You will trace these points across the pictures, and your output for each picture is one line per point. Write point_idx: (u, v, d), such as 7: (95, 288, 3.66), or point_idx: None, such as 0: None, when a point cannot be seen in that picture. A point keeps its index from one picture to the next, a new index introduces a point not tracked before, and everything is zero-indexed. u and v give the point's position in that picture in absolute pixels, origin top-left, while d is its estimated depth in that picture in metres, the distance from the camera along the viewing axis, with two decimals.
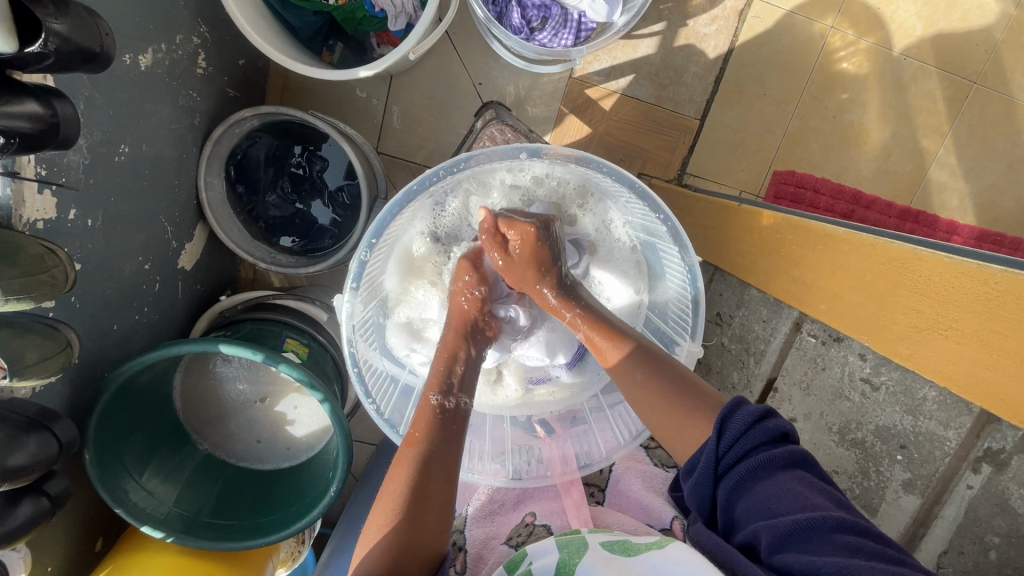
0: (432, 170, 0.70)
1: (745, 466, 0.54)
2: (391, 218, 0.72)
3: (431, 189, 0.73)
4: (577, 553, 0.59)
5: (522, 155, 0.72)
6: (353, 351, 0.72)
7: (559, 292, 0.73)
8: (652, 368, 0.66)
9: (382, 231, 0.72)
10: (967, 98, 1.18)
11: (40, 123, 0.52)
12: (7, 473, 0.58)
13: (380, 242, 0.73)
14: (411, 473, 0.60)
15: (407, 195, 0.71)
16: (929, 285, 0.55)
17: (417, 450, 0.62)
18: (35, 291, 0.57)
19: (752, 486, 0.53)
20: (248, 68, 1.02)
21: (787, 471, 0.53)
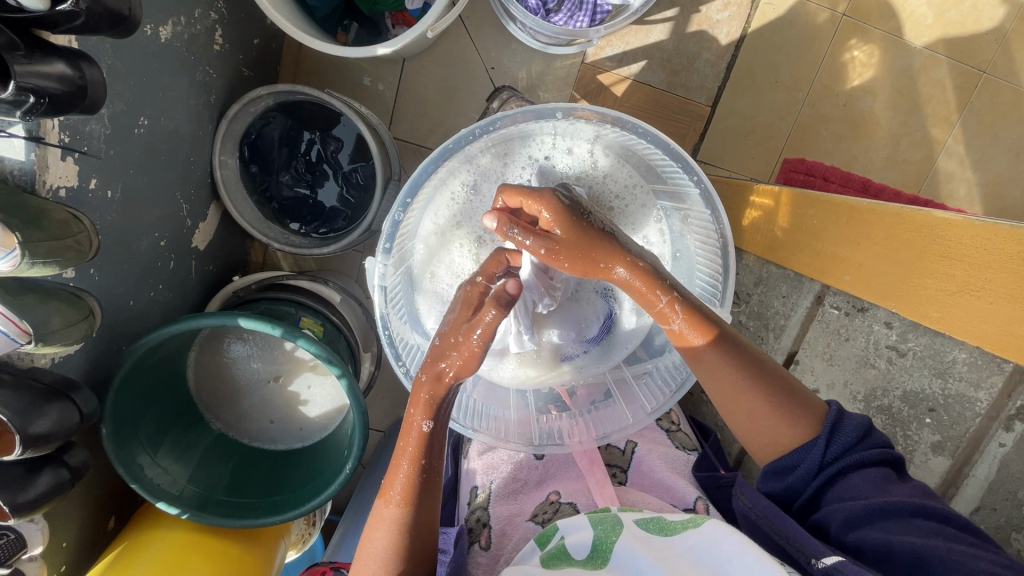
0: (469, 128, 0.72)
1: (839, 462, 0.58)
2: (427, 176, 0.74)
3: (467, 150, 0.75)
4: (613, 531, 0.60)
5: (558, 115, 0.73)
6: (384, 315, 0.75)
7: (632, 269, 0.61)
8: (746, 364, 0.62)
9: (416, 191, 0.74)
10: (976, 87, 1.18)
11: (68, 84, 0.51)
12: (29, 439, 0.58)
13: (415, 204, 0.75)
14: (393, 534, 0.62)
15: (443, 153, 0.73)
16: (960, 250, 0.57)
17: (399, 513, 0.62)
18: (60, 255, 0.57)
19: (839, 480, 0.59)
20: (262, 47, 1.02)
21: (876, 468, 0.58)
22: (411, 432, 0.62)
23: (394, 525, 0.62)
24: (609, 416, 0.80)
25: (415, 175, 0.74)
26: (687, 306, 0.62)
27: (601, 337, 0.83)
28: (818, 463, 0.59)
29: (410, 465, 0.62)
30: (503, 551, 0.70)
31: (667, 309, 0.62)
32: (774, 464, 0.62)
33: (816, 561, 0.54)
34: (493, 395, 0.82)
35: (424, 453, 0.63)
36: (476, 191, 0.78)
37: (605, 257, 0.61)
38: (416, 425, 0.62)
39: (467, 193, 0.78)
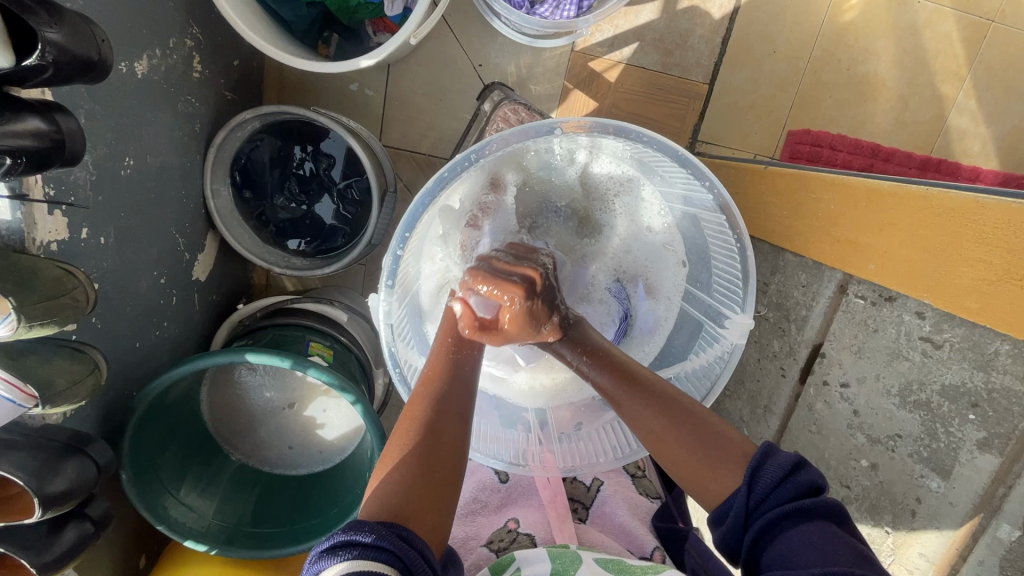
0: (463, 155, 0.68)
1: (771, 515, 0.53)
2: (422, 210, 0.70)
3: (463, 175, 0.72)
4: (571, 565, 0.63)
5: (554, 131, 0.69)
6: (392, 352, 0.72)
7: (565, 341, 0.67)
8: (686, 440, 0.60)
9: (414, 224, 0.70)
10: (985, 38, 1.13)
11: (44, 139, 0.49)
12: (49, 500, 0.57)
13: (413, 236, 0.71)
14: (429, 402, 0.58)
15: (439, 182, 0.69)
16: (994, 234, 0.54)
17: (433, 387, 0.60)
18: (59, 314, 0.55)
19: (778, 535, 0.52)
20: (242, 68, 0.99)
21: (811, 524, 0.51)
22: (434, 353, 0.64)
23: (429, 397, 0.59)
24: (597, 445, 0.77)
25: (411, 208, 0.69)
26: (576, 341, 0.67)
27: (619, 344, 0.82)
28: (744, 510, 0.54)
29: (439, 371, 0.62)
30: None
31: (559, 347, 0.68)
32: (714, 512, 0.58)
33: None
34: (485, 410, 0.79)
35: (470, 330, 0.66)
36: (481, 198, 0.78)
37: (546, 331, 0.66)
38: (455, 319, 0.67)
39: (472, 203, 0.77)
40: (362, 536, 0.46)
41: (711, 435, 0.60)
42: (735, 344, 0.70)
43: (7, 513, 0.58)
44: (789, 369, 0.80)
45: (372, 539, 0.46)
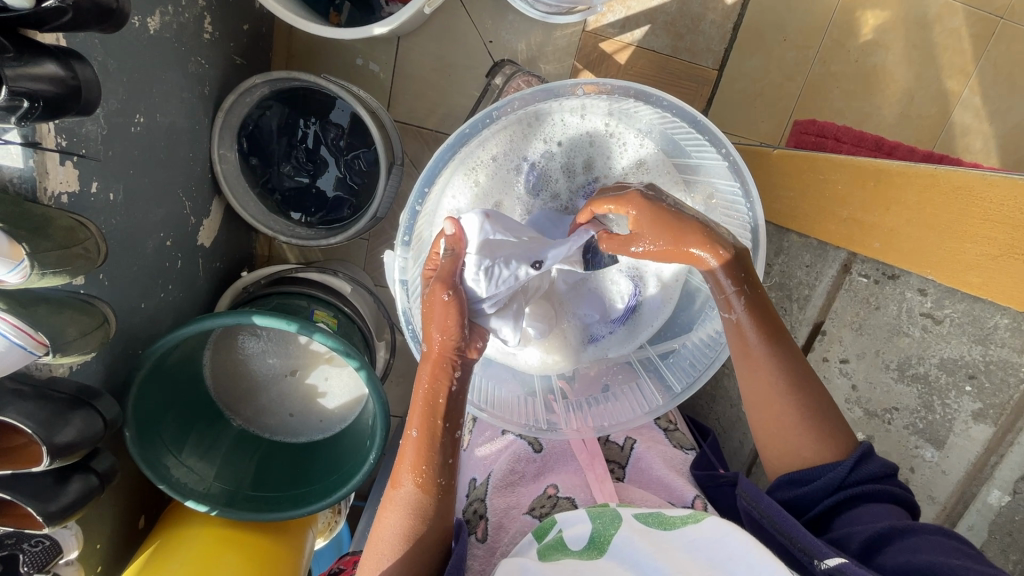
0: (484, 111, 0.70)
1: (864, 487, 0.59)
2: (444, 163, 0.72)
3: (483, 135, 0.73)
4: (613, 525, 0.61)
5: (575, 92, 0.70)
6: (407, 310, 0.72)
7: (727, 271, 0.60)
8: (796, 379, 0.62)
9: (433, 179, 0.72)
10: (994, 34, 1.13)
11: (61, 85, 0.49)
12: (56, 449, 0.58)
13: (432, 192, 0.73)
14: (404, 512, 0.61)
15: (459, 138, 0.70)
16: (999, 211, 0.56)
17: (404, 492, 0.61)
18: (70, 264, 0.55)
19: (863, 503, 0.59)
20: (252, 33, 0.98)
21: (893, 504, 0.58)
22: (413, 435, 0.61)
23: (402, 506, 0.61)
24: (619, 406, 0.79)
25: (431, 162, 0.71)
26: (737, 266, 0.61)
27: (626, 318, 0.80)
28: (840, 481, 0.59)
29: (413, 478, 0.61)
30: (500, 543, 0.70)
31: (716, 275, 0.61)
32: (793, 474, 0.62)
33: (820, 561, 0.54)
34: (490, 373, 0.80)
35: (443, 412, 0.60)
36: (501, 163, 0.76)
37: (711, 254, 0.60)
38: (430, 400, 0.60)
39: (491, 165, 0.75)
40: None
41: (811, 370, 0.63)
42: None
43: (10, 461, 0.59)
44: None
45: None
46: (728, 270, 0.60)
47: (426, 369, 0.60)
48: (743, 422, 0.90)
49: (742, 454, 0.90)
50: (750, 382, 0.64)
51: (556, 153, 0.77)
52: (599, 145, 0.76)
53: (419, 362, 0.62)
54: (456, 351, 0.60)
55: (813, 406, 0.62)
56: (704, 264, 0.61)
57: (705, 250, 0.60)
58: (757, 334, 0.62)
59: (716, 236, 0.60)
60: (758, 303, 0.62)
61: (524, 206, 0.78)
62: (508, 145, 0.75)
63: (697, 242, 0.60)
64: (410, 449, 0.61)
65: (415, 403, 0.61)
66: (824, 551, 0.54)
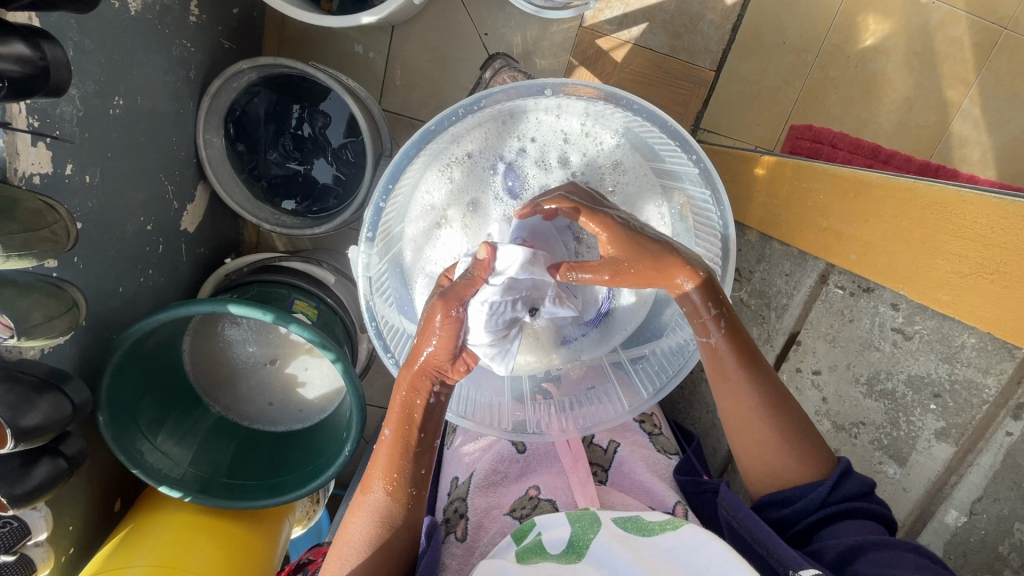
0: (451, 108, 0.69)
1: (846, 504, 0.59)
2: (409, 160, 0.71)
3: (453, 131, 0.72)
4: (591, 529, 0.60)
5: (546, 92, 0.70)
6: (370, 305, 0.72)
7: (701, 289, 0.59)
8: (769, 399, 0.62)
9: (398, 176, 0.71)
10: (996, 45, 1.12)
11: (29, 66, 0.49)
12: (21, 432, 0.58)
13: (398, 187, 0.73)
14: (374, 516, 0.61)
15: (424, 135, 0.70)
16: (974, 228, 0.55)
17: (374, 497, 0.61)
18: (37, 247, 0.55)
19: (843, 519, 0.59)
20: (242, 17, 0.97)
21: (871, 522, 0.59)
22: (387, 436, 0.60)
23: (371, 512, 0.61)
24: (595, 410, 0.78)
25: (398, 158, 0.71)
26: (713, 287, 0.60)
27: (599, 320, 0.79)
28: (822, 497, 0.59)
29: (384, 484, 0.61)
30: (479, 543, 0.69)
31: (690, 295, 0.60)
32: (771, 494, 0.63)
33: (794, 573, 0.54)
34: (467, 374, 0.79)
35: (419, 424, 0.59)
36: (476, 160, 0.75)
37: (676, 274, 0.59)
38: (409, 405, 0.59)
39: (464, 162, 0.75)
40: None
41: (790, 397, 0.63)
42: None
43: None
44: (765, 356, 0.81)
45: None
46: (705, 291, 0.59)
47: (401, 385, 0.59)
48: (717, 429, 0.90)
49: (717, 459, 0.91)
50: (727, 403, 0.64)
51: (531, 151, 0.75)
52: (575, 143, 0.75)
53: (400, 367, 0.59)
54: (438, 370, 0.58)
55: (786, 430, 0.62)
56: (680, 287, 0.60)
57: (683, 271, 0.59)
58: (735, 359, 0.62)
59: (690, 258, 0.59)
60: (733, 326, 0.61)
61: (499, 204, 0.76)
62: (480, 142, 0.74)
63: (672, 269, 0.59)
64: (384, 449, 0.61)
65: (392, 409, 0.60)
66: (799, 562, 0.54)
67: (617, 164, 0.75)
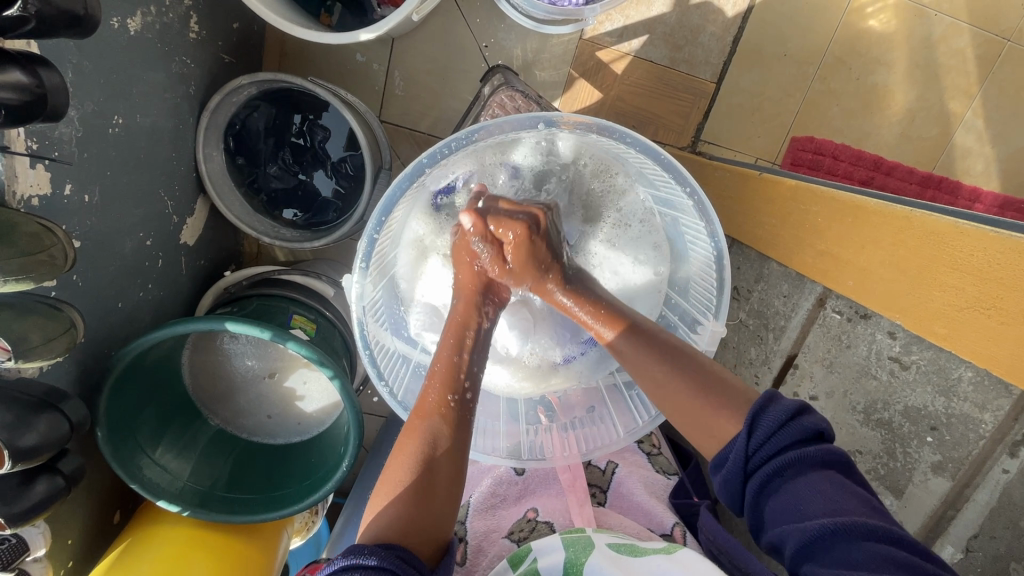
0: (445, 141, 0.68)
1: (776, 462, 0.52)
2: (401, 194, 0.71)
3: (444, 161, 0.71)
4: (584, 552, 0.61)
5: (539, 126, 0.70)
6: (364, 331, 0.71)
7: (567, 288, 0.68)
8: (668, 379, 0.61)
9: (392, 207, 0.70)
10: (999, 57, 1.11)
11: (26, 92, 0.49)
12: (19, 454, 0.58)
13: (391, 217, 0.72)
14: (420, 448, 0.57)
15: (417, 168, 0.69)
16: (971, 261, 0.54)
17: (427, 423, 0.59)
18: (35, 270, 0.55)
19: (781, 485, 0.51)
20: (243, 32, 0.98)
21: (818, 472, 0.51)
22: (413, 426, 0.60)
23: (421, 436, 0.58)
24: (595, 431, 0.77)
25: (391, 190, 0.70)
26: (578, 293, 0.68)
27: (597, 340, 0.81)
28: (744, 456, 0.53)
29: (438, 409, 0.60)
30: (479, 567, 0.70)
31: (559, 296, 0.69)
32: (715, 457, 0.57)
33: None
34: None
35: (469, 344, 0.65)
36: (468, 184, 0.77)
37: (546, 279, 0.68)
38: (439, 399, 0.61)
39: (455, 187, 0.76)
40: (366, 559, 0.48)
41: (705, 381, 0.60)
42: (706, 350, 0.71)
43: None
44: (763, 377, 0.81)
45: (376, 562, 0.48)
46: (598, 317, 0.67)
47: (439, 354, 0.65)
48: None
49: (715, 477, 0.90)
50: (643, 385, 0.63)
51: (535, 169, 0.77)
52: (576, 164, 0.78)
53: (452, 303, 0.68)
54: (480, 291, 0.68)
55: (689, 383, 0.60)
56: (551, 290, 0.69)
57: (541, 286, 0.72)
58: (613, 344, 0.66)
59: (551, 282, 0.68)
60: (633, 330, 0.65)
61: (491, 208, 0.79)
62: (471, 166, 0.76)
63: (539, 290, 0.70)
64: (416, 434, 0.59)
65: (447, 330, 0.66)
66: None
67: (609, 187, 0.79)
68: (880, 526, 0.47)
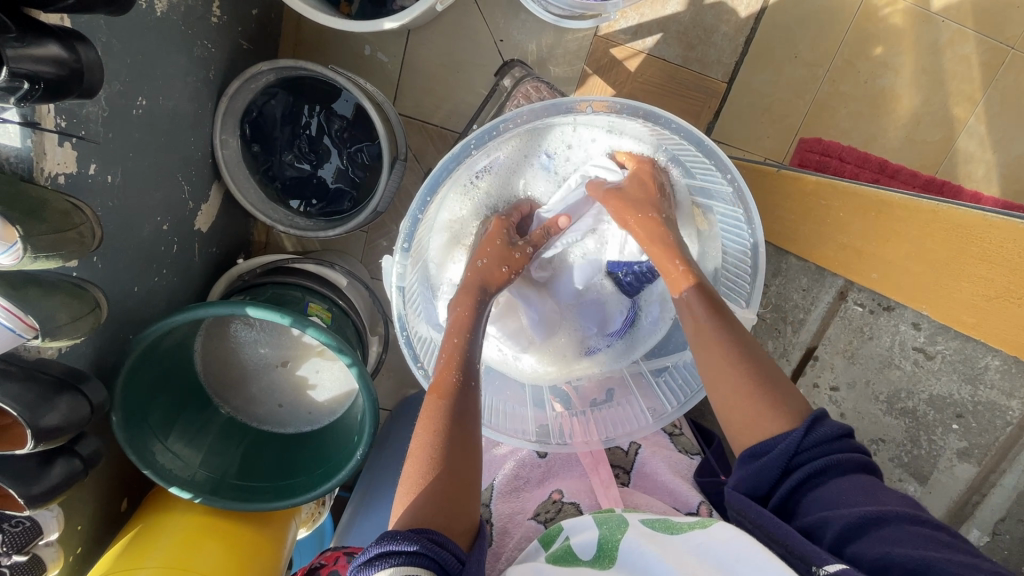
0: (490, 124, 0.69)
1: (821, 459, 0.53)
2: (445, 174, 0.72)
3: (487, 145, 0.72)
4: (619, 530, 0.61)
5: (580, 110, 0.71)
6: (402, 316, 0.73)
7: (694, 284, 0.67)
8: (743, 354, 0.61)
9: (435, 189, 0.71)
10: (1003, 64, 1.13)
11: (63, 68, 0.49)
12: (41, 432, 0.57)
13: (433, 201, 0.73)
14: (439, 421, 0.59)
15: (462, 150, 0.70)
16: (1000, 253, 0.57)
17: (444, 400, 0.61)
18: (64, 248, 0.55)
19: (823, 481, 0.52)
20: (261, 19, 0.97)
21: (856, 471, 0.52)
22: (429, 407, 0.61)
23: (438, 414, 0.59)
24: (618, 414, 0.80)
25: (435, 171, 0.71)
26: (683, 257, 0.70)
27: (623, 332, 0.85)
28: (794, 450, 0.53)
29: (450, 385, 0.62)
30: (506, 548, 0.70)
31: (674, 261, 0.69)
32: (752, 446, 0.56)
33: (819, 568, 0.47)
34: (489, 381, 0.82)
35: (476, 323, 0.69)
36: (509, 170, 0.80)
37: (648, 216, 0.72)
38: (450, 378, 0.62)
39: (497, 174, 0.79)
40: (400, 546, 0.48)
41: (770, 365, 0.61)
42: None
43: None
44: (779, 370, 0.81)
45: (416, 548, 0.48)
46: (665, 252, 0.70)
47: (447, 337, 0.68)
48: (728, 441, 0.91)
49: None
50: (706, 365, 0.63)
51: (570, 154, 0.81)
52: (615, 152, 0.80)
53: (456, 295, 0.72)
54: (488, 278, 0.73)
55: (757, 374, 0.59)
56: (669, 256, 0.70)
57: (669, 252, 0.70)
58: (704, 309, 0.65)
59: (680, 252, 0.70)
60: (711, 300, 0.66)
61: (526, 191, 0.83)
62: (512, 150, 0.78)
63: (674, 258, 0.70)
64: (431, 415, 0.60)
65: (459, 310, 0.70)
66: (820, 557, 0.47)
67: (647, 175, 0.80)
68: (918, 516, 0.49)
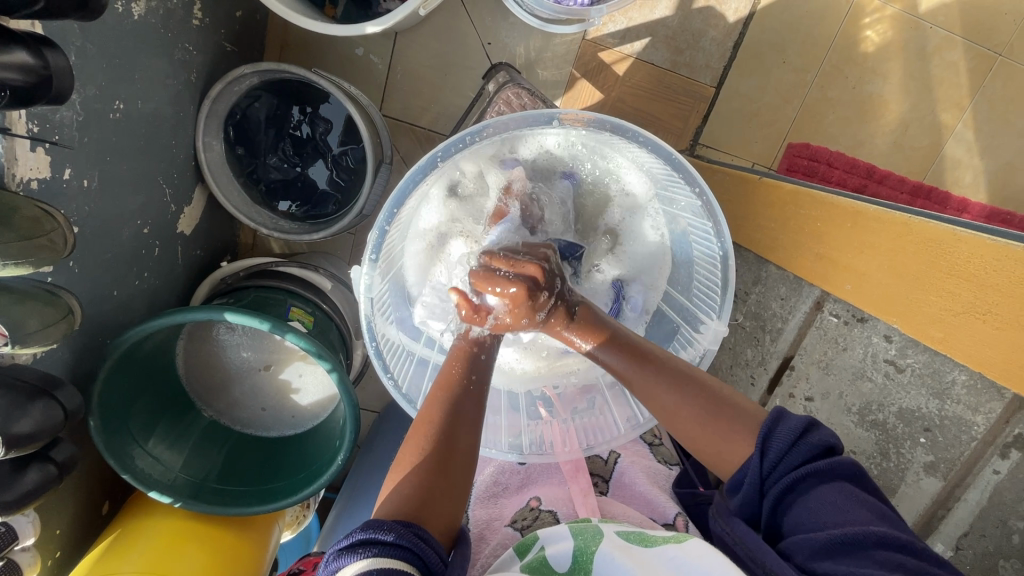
0: (460, 134, 0.69)
1: (788, 479, 0.55)
2: (413, 186, 0.72)
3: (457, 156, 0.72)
4: (593, 541, 0.62)
5: (550, 123, 0.71)
6: (370, 324, 0.72)
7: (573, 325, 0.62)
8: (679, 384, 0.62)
9: (403, 201, 0.71)
10: (991, 70, 1.13)
11: (31, 74, 0.49)
12: (12, 440, 0.57)
13: (401, 212, 0.73)
14: (442, 415, 0.57)
15: (431, 161, 0.70)
16: (968, 268, 0.56)
17: (447, 394, 0.59)
18: (35, 255, 0.55)
19: (796, 500, 0.54)
20: (246, 21, 0.97)
21: (829, 485, 0.53)
22: (433, 398, 0.59)
23: (441, 404, 0.57)
24: (596, 423, 0.79)
25: (403, 182, 0.71)
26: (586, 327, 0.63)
27: None
28: (758, 478, 0.56)
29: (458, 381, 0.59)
30: (481, 555, 0.70)
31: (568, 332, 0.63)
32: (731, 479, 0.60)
33: None
34: None
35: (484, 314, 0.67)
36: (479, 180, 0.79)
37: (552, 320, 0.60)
38: (462, 374, 0.60)
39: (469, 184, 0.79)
40: (382, 534, 0.48)
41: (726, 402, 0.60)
42: (708, 348, 0.72)
43: None
44: (759, 379, 0.83)
45: (390, 538, 0.47)
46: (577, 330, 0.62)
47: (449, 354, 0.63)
48: None
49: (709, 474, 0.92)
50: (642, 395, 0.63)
51: (538, 165, 0.81)
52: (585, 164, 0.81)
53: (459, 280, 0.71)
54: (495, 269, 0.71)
55: (704, 410, 0.60)
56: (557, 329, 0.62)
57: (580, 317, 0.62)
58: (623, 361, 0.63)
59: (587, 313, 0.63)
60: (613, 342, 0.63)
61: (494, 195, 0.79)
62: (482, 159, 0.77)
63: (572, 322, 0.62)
64: (433, 403, 0.58)
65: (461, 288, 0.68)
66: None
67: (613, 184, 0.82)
68: (887, 533, 0.50)
